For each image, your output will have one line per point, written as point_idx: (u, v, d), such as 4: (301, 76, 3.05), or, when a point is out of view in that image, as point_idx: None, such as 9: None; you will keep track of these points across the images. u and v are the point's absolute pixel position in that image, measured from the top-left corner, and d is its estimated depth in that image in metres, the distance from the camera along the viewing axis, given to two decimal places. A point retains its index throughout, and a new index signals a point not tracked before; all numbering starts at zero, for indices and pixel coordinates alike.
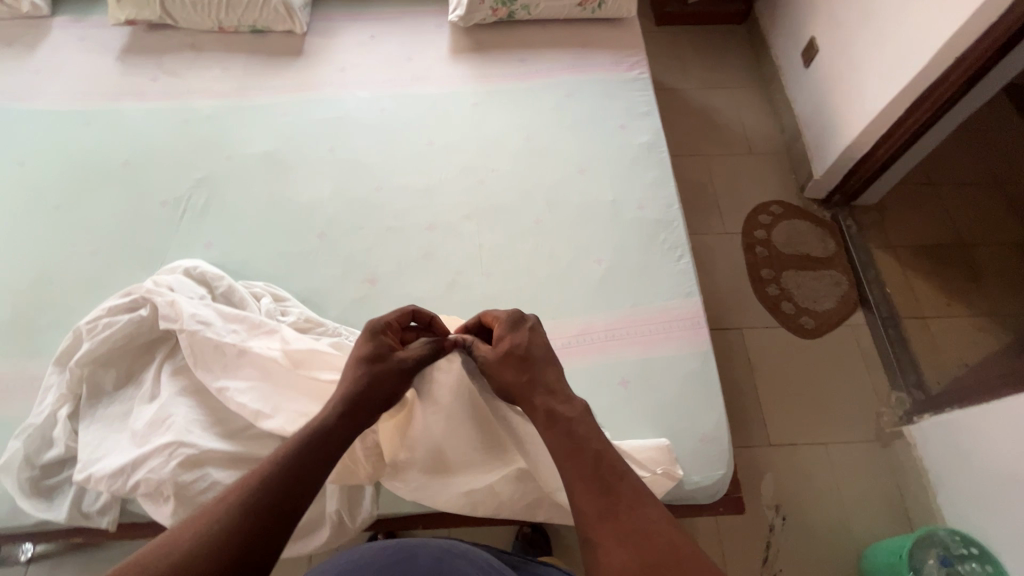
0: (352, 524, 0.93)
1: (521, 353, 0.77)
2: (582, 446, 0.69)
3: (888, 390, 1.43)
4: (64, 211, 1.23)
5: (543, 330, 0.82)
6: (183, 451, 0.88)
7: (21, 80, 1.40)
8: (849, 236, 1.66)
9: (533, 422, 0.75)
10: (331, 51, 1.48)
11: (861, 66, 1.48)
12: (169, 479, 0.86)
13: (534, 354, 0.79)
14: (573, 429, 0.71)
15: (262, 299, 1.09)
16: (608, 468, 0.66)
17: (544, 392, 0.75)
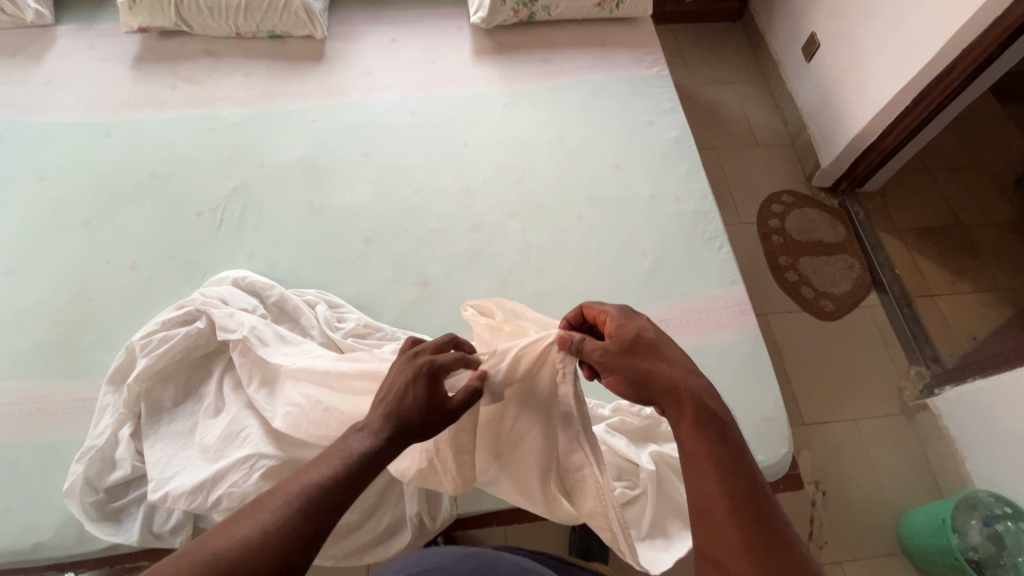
0: (433, 526, 0.94)
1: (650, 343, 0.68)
2: (729, 463, 0.59)
3: (908, 366, 1.51)
4: (95, 225, 1.19)
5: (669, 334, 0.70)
6: (265, 463, 0.86)
7: (32, 92, 1.34)
8: (857, 221, 1.73)
9: (669, 414, 0.65)
10: (354, 54, 1.47)
11: (867, 58, 1.56)
12: (254, 492, 0.84)
13: (666, 342, 0.69)
14: (719, 440, 0.61)
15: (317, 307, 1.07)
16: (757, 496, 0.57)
17: (683, 393, 0.64)
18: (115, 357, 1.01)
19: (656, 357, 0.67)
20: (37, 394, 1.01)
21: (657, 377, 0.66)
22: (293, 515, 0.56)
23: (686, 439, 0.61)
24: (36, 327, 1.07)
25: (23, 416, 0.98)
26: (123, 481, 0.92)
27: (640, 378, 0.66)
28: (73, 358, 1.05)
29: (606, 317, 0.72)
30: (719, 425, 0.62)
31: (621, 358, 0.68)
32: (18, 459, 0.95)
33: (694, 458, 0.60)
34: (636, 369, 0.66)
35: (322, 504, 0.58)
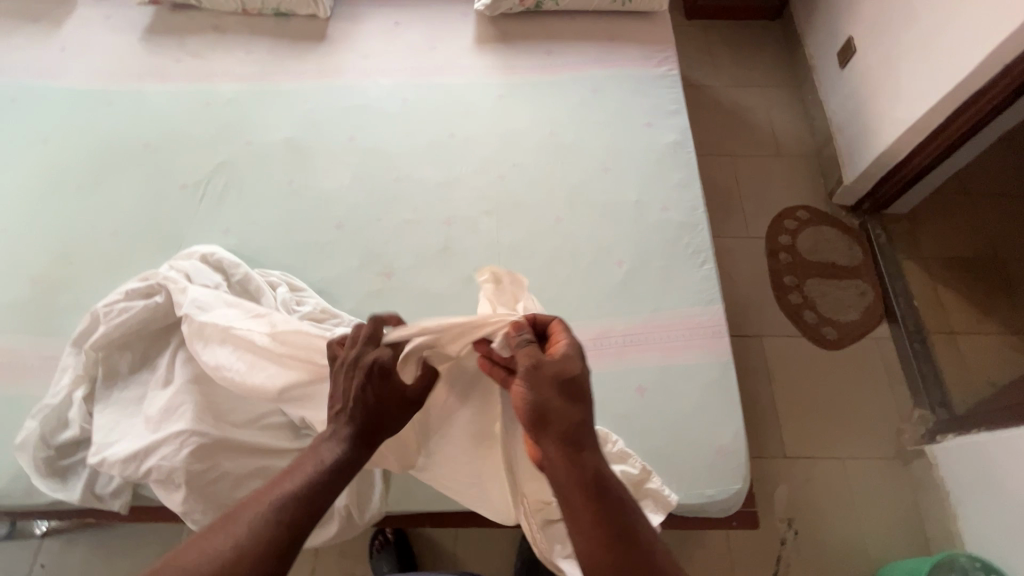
0: (360, 520, 0.94)
1: (578, 389, 0.64)
2: (619, 537, 0.59)
3: (911, 407, 1.39)
4: (86, 191, 1.23)
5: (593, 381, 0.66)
6: (194, 440, 0.88)
7: (47, 58, 1.40)
8: (878, 245, 1.60)
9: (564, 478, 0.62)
10: (355, 36, 1.46)
11: (903, 68, 1.42)
12: (180, 467, 0.87)
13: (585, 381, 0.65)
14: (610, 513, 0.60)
15: (278, 289, 1.08)
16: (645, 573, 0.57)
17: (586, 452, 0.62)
18: (82, 320, 1.04)
19: (580, 396, 0.64)
20: (13, 348, 1.06)
21: (571, 421, 0.63)
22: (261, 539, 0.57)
23: (579, 511, 0.60)
24: (20, 286, 1.12)
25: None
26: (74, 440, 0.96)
27: (550, 423, 0.62)
28: (48, 317, 1.10)
29: (557, 343, 0.68)
30: (604, 487, 0.61)
31: (546, 385, 0.64)
32: None
33: (582, 529, 0.59)
34: (545, 419, 0.63)
35: (301, 512, 0.60)
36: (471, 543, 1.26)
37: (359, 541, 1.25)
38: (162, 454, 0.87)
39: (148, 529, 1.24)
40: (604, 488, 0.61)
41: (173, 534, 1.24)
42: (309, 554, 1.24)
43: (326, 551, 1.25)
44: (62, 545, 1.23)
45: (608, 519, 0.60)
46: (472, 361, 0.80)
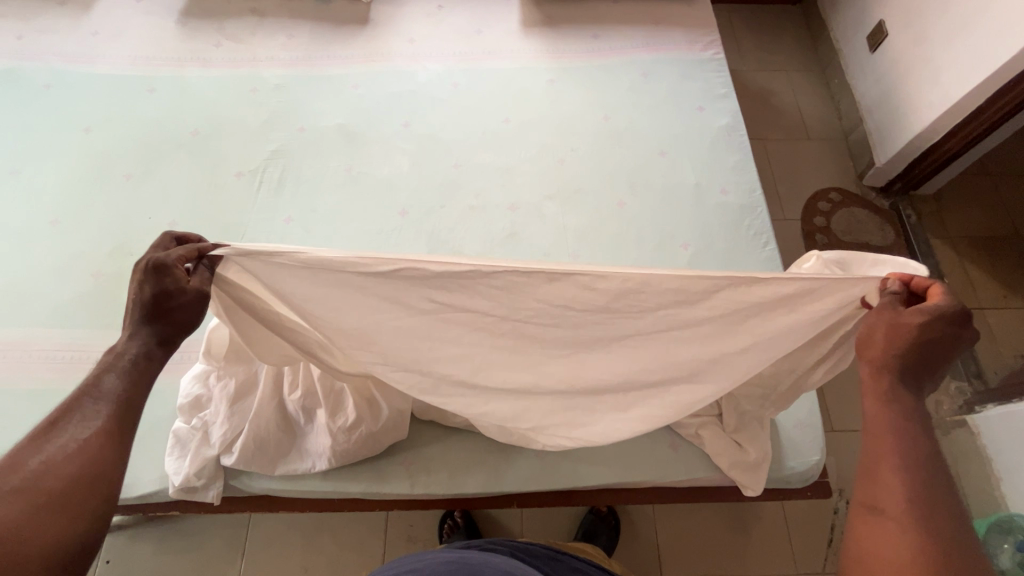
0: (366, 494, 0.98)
1: (918, 338, 0.66)
2: (909, 440, 0.63)
3: (948, 380, 1.46)
4: (137, 180, 1.20)
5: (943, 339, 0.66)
6: (289, 458, 0.94)
7: (80, 43, 1.35)
8: (909, 225, 1.65)
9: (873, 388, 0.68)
10: (398, 20, 1.44)
11: (939, 53, 1.46)
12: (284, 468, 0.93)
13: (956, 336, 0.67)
14: (905, 420, 0.64)
15: None
16: (927, 477, 0.61)
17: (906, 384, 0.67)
18: (184, 383, 0.94)
19: (917, 348, 0.66)
20: (80, 343, 1.03)
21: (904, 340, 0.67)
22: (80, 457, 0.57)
23: (868, 405, 0.67)
24: (78, 280, 1.09)
25: (65, 363, 1.01)
26: (177, 473, 0.91)
27: (872, 332, 0.69)
28: (112, 310, 1.06)
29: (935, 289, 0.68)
30: (913, 407, 0.65)
31: (905, 317, 0.67)
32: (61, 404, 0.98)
33: (871, 404, 0.67)
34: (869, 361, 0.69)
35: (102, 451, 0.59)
36: (534, 521, 1.29)
37: (426, 524, 1.27)
38: (301, 465, 0.93)
39: (214, 521, 1.23)
40: (914, 406, 0.65)
41: (240, 525, 1.24)
42: (378, 537, 1.25)
43: (393, 535, 1.26)
44: (125, 540, 1.21)
45: (913, 430, 0.64)
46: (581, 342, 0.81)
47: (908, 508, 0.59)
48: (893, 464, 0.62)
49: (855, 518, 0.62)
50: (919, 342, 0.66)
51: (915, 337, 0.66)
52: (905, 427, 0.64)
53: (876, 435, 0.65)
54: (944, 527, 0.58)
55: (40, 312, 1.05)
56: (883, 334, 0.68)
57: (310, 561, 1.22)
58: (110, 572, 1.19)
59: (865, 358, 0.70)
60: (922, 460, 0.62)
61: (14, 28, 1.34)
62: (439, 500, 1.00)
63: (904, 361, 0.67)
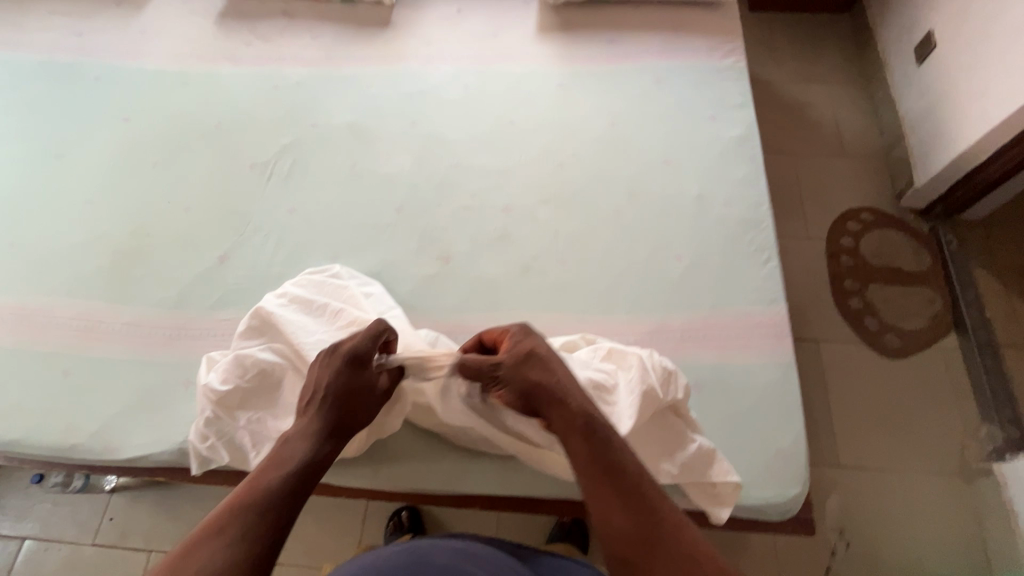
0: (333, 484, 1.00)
1: (536, 354, 0.81)
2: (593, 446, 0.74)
3: (978, 423, 1.33)
4: (162, 166, 1.29)
5: (546, 350, 0.83)
6: None
7: (129, 40, 1.47)
8: (949, 252, 1.52)
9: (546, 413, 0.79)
10: (417, 23, 1.48)
11: (989, 66, 1.34)
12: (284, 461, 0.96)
13: (558, 360, 0.82)
14: (586, 432, 0.75)
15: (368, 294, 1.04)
16: (616, 473, 0.72)
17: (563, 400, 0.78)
18: (217, 362, 0.98)
19: (543, 366, 0.81)
20: (94, 314, 1.12)
21: (526, 387, 0.80)
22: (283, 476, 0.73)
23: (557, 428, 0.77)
24: (100, 255, 1.18)
25: (79, 331, 1.10)
26: (201, 442, 0.94)
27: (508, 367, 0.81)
28: (127, 285, 1.15)
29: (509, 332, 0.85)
30: (603, 436, 0.75)
31: (518, 345, 0.83)
32: (72, 368, 1.06)
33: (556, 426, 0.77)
34: (524, 382, 0.80)
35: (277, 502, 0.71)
36: (509, 527, 1.28)
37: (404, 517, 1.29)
38: None
39: (208, 493, 1.30)
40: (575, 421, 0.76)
41: None
42: (358, 524, 1.28)
43: (372, 524, 1.29)
44: (128, 501, 1.30)
45: (605, 460, 0.73)
46: None
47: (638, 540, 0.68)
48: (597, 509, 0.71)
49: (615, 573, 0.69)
50: (546, 376, 0.80)
51: (534, 357, 0.81)
52: (599, 456, 0.73)
53: (592, 478, 0.72)
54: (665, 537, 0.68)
55: (64, 283, 1.15)
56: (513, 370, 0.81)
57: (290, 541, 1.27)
58: (112, 529, 1.28)
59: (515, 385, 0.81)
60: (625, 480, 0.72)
61: (76, 26, 1.48)
62: (403, 494, 1.02)
63: (515, 392, 0.81)
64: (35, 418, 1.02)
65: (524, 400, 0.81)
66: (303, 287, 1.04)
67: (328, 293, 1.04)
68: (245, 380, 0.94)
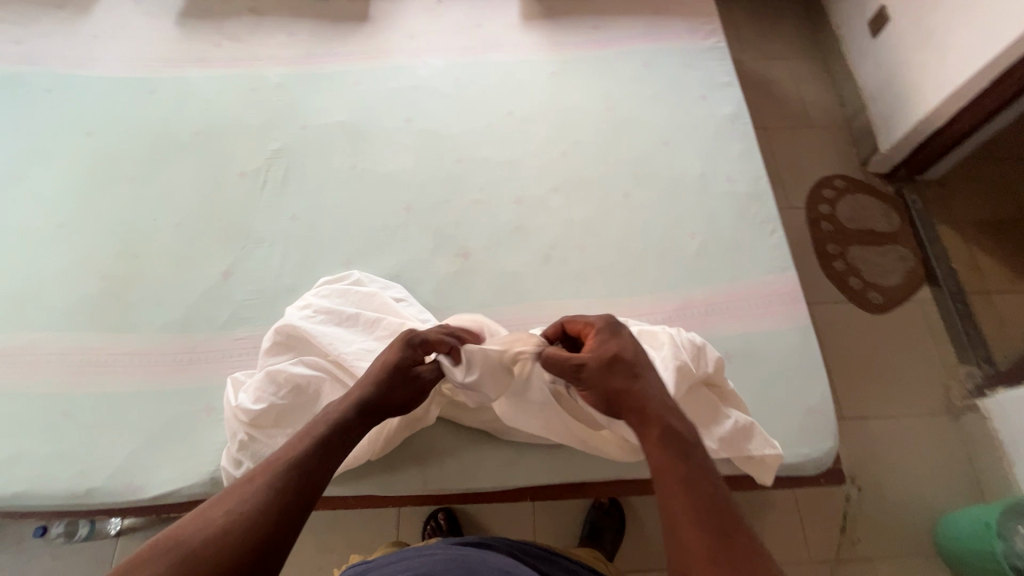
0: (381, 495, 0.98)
1: (622, 355, 0.75)
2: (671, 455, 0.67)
3: (957, 365, 1.45)
4: (140, 182, 1.19)
5: (635, 349, 0.77)
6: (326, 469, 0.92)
7: (80, 46, 1.34)
8: (915, 211, 1.64)
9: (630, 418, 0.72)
10: (398, 15, 1.43)
11: (942, 36, 1.45)
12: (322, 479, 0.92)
13: (644, 362, 0.76)
14: (667, 441, 0.68)
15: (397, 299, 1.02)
16: (694, 487, 0.64)
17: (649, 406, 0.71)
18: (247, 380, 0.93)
19: (629, 368, 0.74)
20: (89, 346, 1.02)
21: (614, 388, 0.73)
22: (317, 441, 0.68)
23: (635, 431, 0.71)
24: (84, 283, 1.08)
25: (74, 367, 1.00)
26: (235, 468, 0.90)
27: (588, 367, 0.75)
28: (121, 312, 1.06)
29: (591, 327, 0.79)
30: (685, 448, 0.67)
31: (604, 344, 0.76)
32: (73, 407, 0.97)
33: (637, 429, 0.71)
34: (606, 385, 0.74)
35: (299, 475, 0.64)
36: (544, 516, 1.28)
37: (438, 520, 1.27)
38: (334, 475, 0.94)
39: None
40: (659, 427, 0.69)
41: None
42: (391, 533, 1.25)
43: (406, 531, 1.26)
44: (138, 543, 1.21)
45: (687, 471, 0.65)
46: None
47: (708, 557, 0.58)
48: (667, 514, 0.63)
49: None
50: (627, 380, 0.73)
51: (617, 357, 0.75)
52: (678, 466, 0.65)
53: (670, 487, 0.65)
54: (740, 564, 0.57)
55: (48, 316, 1.05)
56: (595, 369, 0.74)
57: (322, 560, 1.22)
58: None
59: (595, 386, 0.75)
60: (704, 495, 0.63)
61: (15, 33, 1.34)
62: (452, 495, 1.01)
63: (598, 395, 0.75)
64: (38, 467, 0.93)
65: (607, 404, 0.75)
66: (327, 298, 1.00)
67: (354, 300, 1.00)
68: (280, 397, 0.89)
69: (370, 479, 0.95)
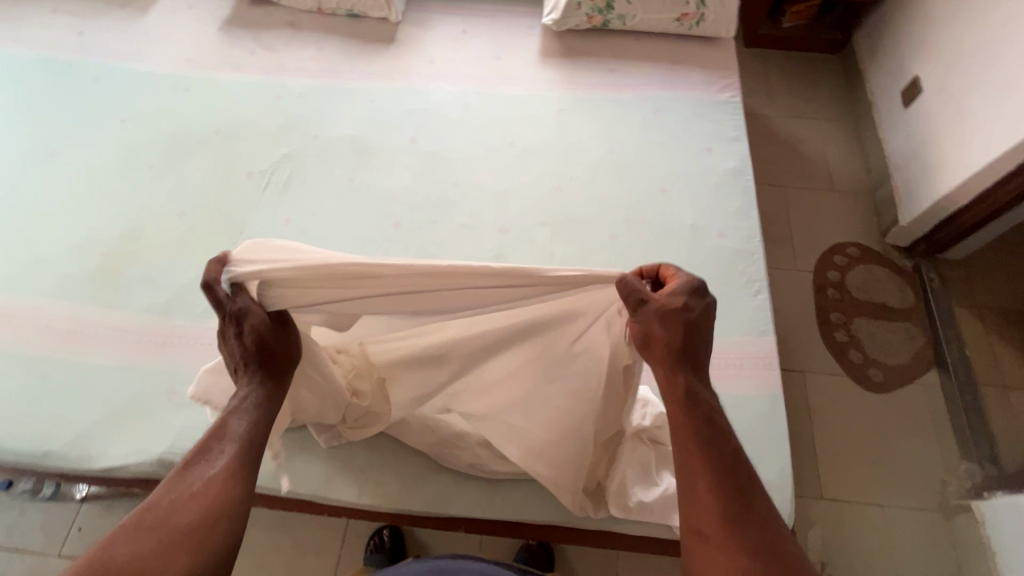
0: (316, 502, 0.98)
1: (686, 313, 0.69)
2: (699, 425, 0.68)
3: (957, 460, 1.36)
4: (156, 171, 1.27)
5: (704, 308, 0.70)
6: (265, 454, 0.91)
7: (131, 42, 1.47)
8: (931, 289, 1.57)
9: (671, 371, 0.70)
10: (422, 41, 1.50)
11: (972, 115, 1.40)
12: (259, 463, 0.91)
13: (706, 323, 0.70)
14: (701, 414, 0.68)
15: None
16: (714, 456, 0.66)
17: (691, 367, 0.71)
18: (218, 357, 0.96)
19: (690, 325, 0.69)
20: (77, 317, 1.09)
21: (677, 347, 0.70)
22: (213, 497, 0.62)
23: (663, 386, 0.71)
24: (87, 257, 1.16)
25: (61, 334, 1.07)
26: None
27: (646, 324, 0.71)
28: (113, 289, 1.13)
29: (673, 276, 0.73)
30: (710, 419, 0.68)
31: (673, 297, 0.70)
32: (50, 371, 1.03)
33: (670, 388, 0.70)
34: (659, 334, 0.70)
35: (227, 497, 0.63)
36: (491, 551, 1.26)
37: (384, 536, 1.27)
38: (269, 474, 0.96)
39: None
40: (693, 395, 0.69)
41: None
42: (336, 541, 1.25)
43: (351, 542, 1.26)
44: (98, 511, 1.26)
45: (707, 438, 0.67)
46: (519, 397, 0.86)
47: (721, 534, 0.61)
48: (682, 477, 0.66)
49: (687, 542, 0.63)
50: (679, 336, 0.69)
51: (681, 315, 0.69)
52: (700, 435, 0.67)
53: (686, 451, 0.67)
54: (754, 527, 0.61)
55: (50, 284, 1.13)
56: (654, 324, 0.70)
57: (265, 557, 1.23)
58: (79, 541, 1.23)
59: (646, 337, 0.72)
60: (726, 464, 0.65)
61: (79, 25, 1.48)
62: (388, 513, 1.00)
63: (649, 341, 0.71)
64: (8, 422, 0.99)
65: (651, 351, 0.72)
66: None
67: None
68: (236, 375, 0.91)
69: (306, 485, 0.96)
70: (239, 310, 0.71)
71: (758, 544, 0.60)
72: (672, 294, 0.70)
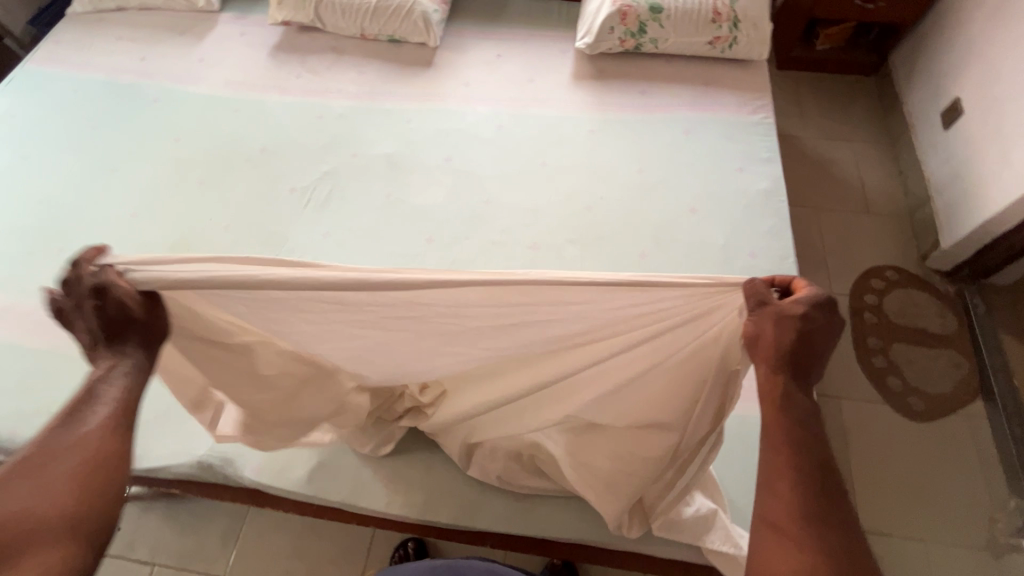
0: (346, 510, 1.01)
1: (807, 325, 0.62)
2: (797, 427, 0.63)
3: (1006, 496, 1.29)
4: (205, 186, 1.34)
5: (826, 324, 0.63)
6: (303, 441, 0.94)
7: (188, 66, 1.57)
8: (976, 315, 1.51)
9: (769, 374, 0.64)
10: (458, 65, 1.55)
11: (1016, 137, 1.36)
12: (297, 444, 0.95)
13: (821, 339, 0.63)
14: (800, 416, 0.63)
15: None
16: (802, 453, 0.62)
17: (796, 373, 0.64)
18: None
19: (808, 336, 0.62)
20: None
21: (787, 351, 0.62)
22: (79, 458, 0.60)
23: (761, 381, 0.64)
24: None
25: None
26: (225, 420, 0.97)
27: (761, 325, 0.63)
28: None
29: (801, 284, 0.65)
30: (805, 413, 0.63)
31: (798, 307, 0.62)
32: None
33: (768, 387, 0.64)
34: (772, 337, 0.62)
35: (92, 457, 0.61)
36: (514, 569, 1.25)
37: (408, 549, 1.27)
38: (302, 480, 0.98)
39: (217, 507, 1.31)
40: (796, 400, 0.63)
41: (239, 517, 1.30)
42: (361, 551, 1.27)
43: (375, 552, 1.27)
44: (137, 511, 1.30)
45: (800, 439, 0.62)
46: None
47: (798, 531, 0.58)
48: (764, 468, 0.63)
49: (758, 530, 0.61)
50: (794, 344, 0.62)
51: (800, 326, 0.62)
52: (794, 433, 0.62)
53: (775, 446, 0.63)
54: (833, 528, 0.59)
55: None
56: (770, 327, 0.62)
57: (290, 565, 1.25)
58: (118, 539, 1.28)
59: (756, 339, 0.64)
60: (812, 468, 0.61)
61: (141, 51, 1.59)
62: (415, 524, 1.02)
63: (759, 341, 0.64)
64: None
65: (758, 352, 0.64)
66: None
67: None
68: None
69: (337, 493, 0.98)
70: (99, 283, 0.62)
71: (835, 544, 0.58)
72: (799, 303, 0.62)
